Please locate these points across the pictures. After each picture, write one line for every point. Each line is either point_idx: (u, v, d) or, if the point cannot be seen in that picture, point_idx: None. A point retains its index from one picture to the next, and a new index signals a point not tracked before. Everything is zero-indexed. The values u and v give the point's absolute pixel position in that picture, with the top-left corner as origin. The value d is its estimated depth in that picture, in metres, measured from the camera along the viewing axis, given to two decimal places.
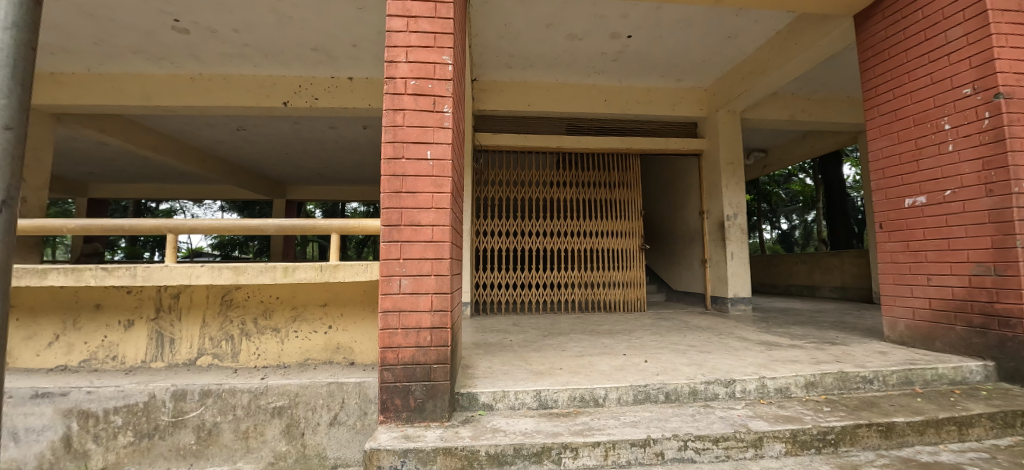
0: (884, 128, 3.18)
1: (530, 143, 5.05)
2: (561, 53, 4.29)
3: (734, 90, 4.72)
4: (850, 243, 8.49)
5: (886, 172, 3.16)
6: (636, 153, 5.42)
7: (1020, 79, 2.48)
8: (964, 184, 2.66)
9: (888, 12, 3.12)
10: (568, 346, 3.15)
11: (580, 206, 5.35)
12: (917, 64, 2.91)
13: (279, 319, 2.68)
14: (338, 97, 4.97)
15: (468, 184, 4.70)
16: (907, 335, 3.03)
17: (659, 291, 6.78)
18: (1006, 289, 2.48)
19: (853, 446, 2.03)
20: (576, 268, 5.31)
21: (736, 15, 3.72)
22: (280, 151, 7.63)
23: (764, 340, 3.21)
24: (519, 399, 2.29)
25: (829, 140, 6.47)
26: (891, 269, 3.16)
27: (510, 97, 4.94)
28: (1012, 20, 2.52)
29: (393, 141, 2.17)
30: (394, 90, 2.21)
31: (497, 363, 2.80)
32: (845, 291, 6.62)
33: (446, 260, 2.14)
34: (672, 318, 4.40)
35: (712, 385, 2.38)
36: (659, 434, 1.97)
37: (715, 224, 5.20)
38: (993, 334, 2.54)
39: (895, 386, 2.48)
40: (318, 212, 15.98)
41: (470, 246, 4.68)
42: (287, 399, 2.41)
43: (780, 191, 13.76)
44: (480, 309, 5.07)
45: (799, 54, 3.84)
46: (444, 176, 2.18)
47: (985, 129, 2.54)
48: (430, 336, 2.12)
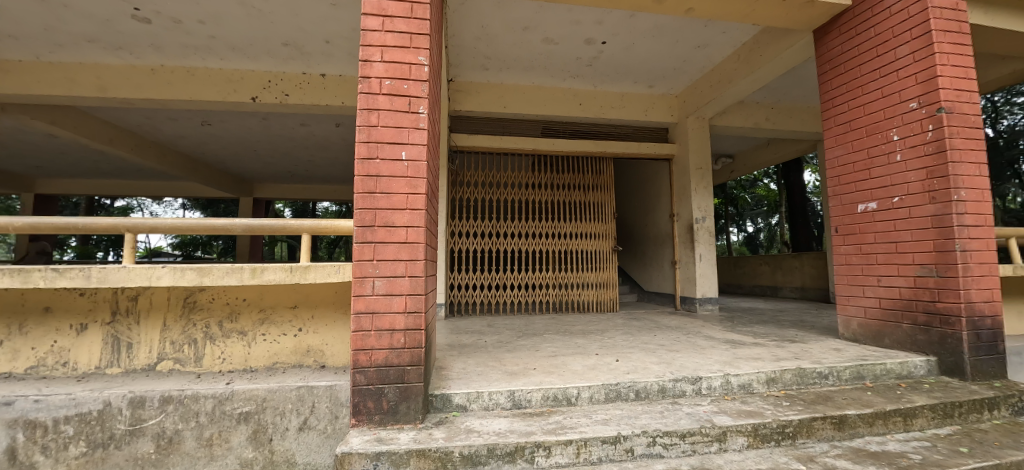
0: (840, 137, 3.37)
1: (507, 144, 5.06)
2: (538, 56, 4.32)
3: (703, 97, 4.88)
4: (808, 245, 8.94)
5: (842, 179, 3.35)
6: (609, 156, 5.52)
7: (959, 95, 2.68)
8: (910, 191, 2.84)
9: (844, 29, 3.30)
10: (542, 346, 3.18)
11: (555, 207, 5.40)
12: (870, 78, 3.10)
13: (246, 322, 2.59)
14: (310, 94, 4.84)
15: (444, 184, 4.64)
16: (860, 332, 3.22)
17: (632, 292, 6.93)
18: (946, 288, 2.66)
19: (810, 437, 2.15)
20: (550, 269, 5.36)
21: (705, 25, 3.85)
22: (247, 147, 7.35)
23: (730, 339, 3.33)
24: (493, 399, 2.31)
25: (791, 147, 6.79)
26: (846, 271, 3.36)
27: (486, 98, 4.93)
28: (952, 40, 2.72)
29: (367, 141, 2.14)
30: (368, 90, 2.18)
31: (471, 364, 2.80)
32: (805, 291, 6.96)
33: (421, 261, 2.14)
34: (643, 318, 4.51)
35: (680, 383, 2.46)
36: (629, 431, 2.03)
37: (685, 227, 5.36)
38: (934, 330, 2.73)
39: (848, 381, 2.63)
40: (288, 211, 15.50)
41: (445, 247, 4.63)
42: (253, 404, 2.34)
43: (747, 195, 14.30)
44: (455, 310, 5.05)
45: (763, 65, 4.01)
46: (420, 177, 2.17)
47: (929, 141, 2.71)
48: (404, 338, 2.11)
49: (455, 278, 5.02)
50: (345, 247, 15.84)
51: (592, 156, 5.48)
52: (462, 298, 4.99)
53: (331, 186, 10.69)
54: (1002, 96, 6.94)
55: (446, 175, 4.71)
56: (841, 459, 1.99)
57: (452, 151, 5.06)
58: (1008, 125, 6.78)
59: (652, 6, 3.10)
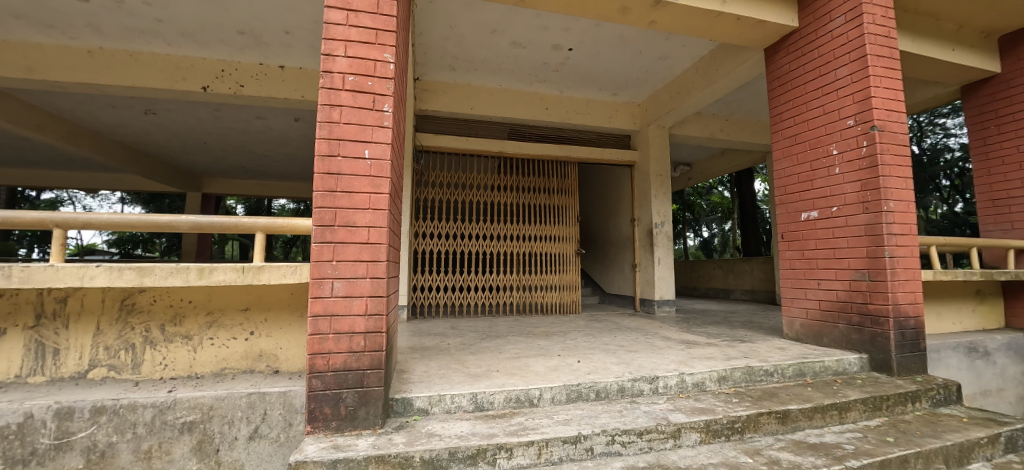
0: (787, 150, 3.61)
1: (473, 146, 5.04)
2: (506, 59, 4.34)
3: (665, 107, 5.07)
4: (758, 250, 9.49)
5: (788, 189, 3.59)
6: (574, 161, 5.63)
7: (889, 114, 2.92)
8: (847, 202, 3.07)
9: (791, 49, 3.53)
10: (505, 348, 3.18)
11: (520, 210, 5.44)
12: (813, 96, 3.33)
13: (191, 326, 2.43)
14: (267, 85, 4.63)
15: (408, 184, 4.54)
16: (802, 332, 3.45)
17: (594, 294, 7.07)
18: (876, 292, 2.89)
19: (756, 432, 2.29)
20: (515, 271, 5.38)
21: (667, 38, 4.01)
22: (197, 140, 6.90)
23: (685, 339, 3.47)
24: (456, 402, 2.29)
25: (743, 158, 7.19)
26: (790, 275, 3.59)
27: (453, 99, 4.88)
28: (885, 64, 2.96)
29: (328, 137, 2.07)
30: (330, 85, 2.11)
31: (433, 366, 2.76)
32: (754, 294, 7.38)
33: (383, 262, 2.09)
34: (604, 320, 4.62)
35: (638, 382, 2.53)
36: (589, 430, 2.07)
37: (645, 231, 5.55)
38: (865, 330, 2.96)
39: (791, 377, 2.80)
40: (241, 208, 14.66)
41: (408, 248, 4.54)
42: (199, 413, 2.20)
43: (702, 201, 15.01)
44: (418, 313, 4.97)
45: (718, 79, 4.22)
46: (383, 176, 2.13)
47: (864, 156, 2.95)
48: (364, 341, 2.06)
49: (418, 279, 4.95)
50: (303, 247, 15.21)
51: (558, 160, 5.57)
52: (426, 300, 4.93)
53: (290, 183, 10.25)
54: (926, 117, 7.77)
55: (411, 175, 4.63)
56: (783, 452, 2.12)
57: (417, 151, 4.98)
58: (931, 143, 7.62)
59: (617, 17, 3.19)
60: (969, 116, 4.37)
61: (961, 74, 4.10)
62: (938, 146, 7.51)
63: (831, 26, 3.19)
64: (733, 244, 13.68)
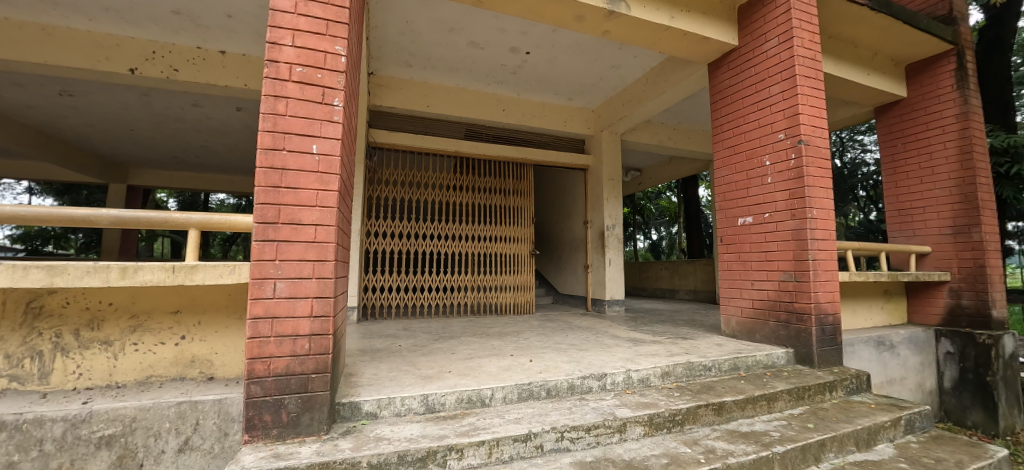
0: (726, 159, 3.87)
1: (430, 144, 4.96)
2: (464, 58, 4.32)
3: (617, 114, 5.26)
4: (701, 253, 10.07)
5: (727, 196, 3.85)
6: (530, 163, 5.69)
7: (813, 130, 3.21)
8: (777, 209, 3.33)
9: (731, 65, 3.78)
10: (458, 349, 3.16)
11: (476, 210, 5.43)
12: (750, 110, 3.59)
13: (112, 330, 2.22)
14: (206, 71, 4.32)
15: (359, 181, 4.39)
16: (737, 329, 3.70)
17: (548, 294, 7.20)
18: (800, 291, 3.16)
19: (695, 423, 2.43)
20: (470, 271, 5.36)
21: (620, 48, 4.17)
22: (122, 126, 6.27)
23: (632, 337, 3.61)
24: (406, 404, 2.25)
25: (690, 166, 7.62)
26: (728, 275, 3.85)
27: (409, 95, 4.78)
28: (811, 84, 3.25)
29: (272, 130, 1.97)
30: (274, 75, 2.01)
31: (383, 369, 2.69)
32: (697, 293, 7.83)
33: (331, 262, 2.02)
34: (557, 320, 4.70)
35: (588, 380, 2.61)
36: (539, 428, 2.11)
37: (597, 233, 5.72)
38: (790, 326, 3.23)
39: (727, 371, 3.01)
40: (173, 203, 13.48)
41: (358, 248, 4.39)
42: (119, 426, 2.01)
43: (652, 206, 15.71)
44: (369, 314, 4.82)
45: (667, 90, 4.44)
46: (331, 172, 2.05)
47: (792, 167, 3.21)
48: (308, 344, 1.98)
49: (369, 280, 4.80)
50: (245, 243, 14.28)
51: (515, 162, 5.62)
52: (377, 301, 4.79)
53: (231, 176, 9.59)
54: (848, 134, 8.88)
55: (363, 172, 4.47)
56: (718, 440, 2.28)
57: (370, 148, 4.82)
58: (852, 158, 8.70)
59: (573, 24, 3.27)
60: (881, 134, 4.87)
61: (875, 96, 4.58)
62: (856, 161, 8.39)
63: (766, 46, 3.44)
64: (679, 246, 14.42)
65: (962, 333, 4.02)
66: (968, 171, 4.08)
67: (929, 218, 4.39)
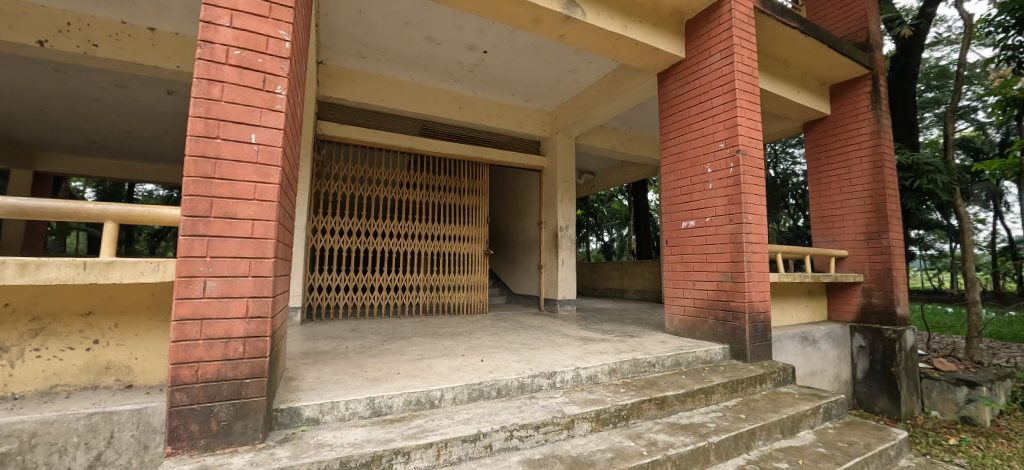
0: (672, 166, 4.06)
1: (384, 140, 4.82)
2: (421, 53, 4.23)
3: (571, 118, 5.38)
4: (649, 254, 10.52)
5: (673, 200, 4.04)
6: (486, 163, 5.67)
7: (750, 141, 3.45)
8: (717, 213, 3.55)
9: (678, 76, 3.97)
10: (407, 349, 3.09)
11: (429, 209, 5.34)
12: (695, 120, 3.80)
13: (6, 335, 1.94)
14: (131, 49, 3.94)
15: (306, 175, 4.18)
16: (680, 327, 3.90)
17: (502, 294, 7.23)
18: (736, 290, 3.38)
19: (639, 417, 2.54)
20: (423, 271, 5.26)
21: (575, 53, 4.27)
22: (28, 104, 5.56)
23: (582, 336, 3.69)
24: (350, 408, 2.16)
25: (640, 171, 7.95)
26: (672, 276, 4.04)
27: (363, 88, 4.61)
28: (748, 99, 3.49)
29: (204, 116, 1.82)
30: (208, 56, 1.86)
31: (327, 372, 2.58)
32: (644, 293, 8.19)
33: (270, 260, 1.90)
34: (510, 319, 4.70)
35: (537, 378, 2.64)
36: (488, 427, 2.11)
37: (550, 234, 5.80)
38: (727, 324, 3.44)
39: (670, 367, 3.16)
40: (90, 192, 12.14)
41: (303, 245, 4.17)
42: (13, 443, 1.76)
43: (605, 208, 16.26)
44: (314, 315, 4.59)
45: (620, 96, 4.60)
46: (272, 164, 1.93)
47: (730, 175, 3.43)
48: (243, 347, 1.85)
49: (313, 279, 4.57)
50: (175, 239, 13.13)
51: (471, 161, 5.59)
52: (322, 301, 4.58)
53: (161, 165, 8.79)
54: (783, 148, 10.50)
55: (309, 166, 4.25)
56: (660, 433, 2.39)
57: (318, 140, 4.59)
58: (785, 169, 10.33)
59: (530, 27, 3.30)
60: (808, 147, 5.32)
61: (803, 113, 5.00)
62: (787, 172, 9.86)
63: (709, 61, 3.66)
64: (629, 248, 15.02)
65: (872, 329, 4.48)
66: (879, 183, 4.55)
67: (846, 226, 4.85)
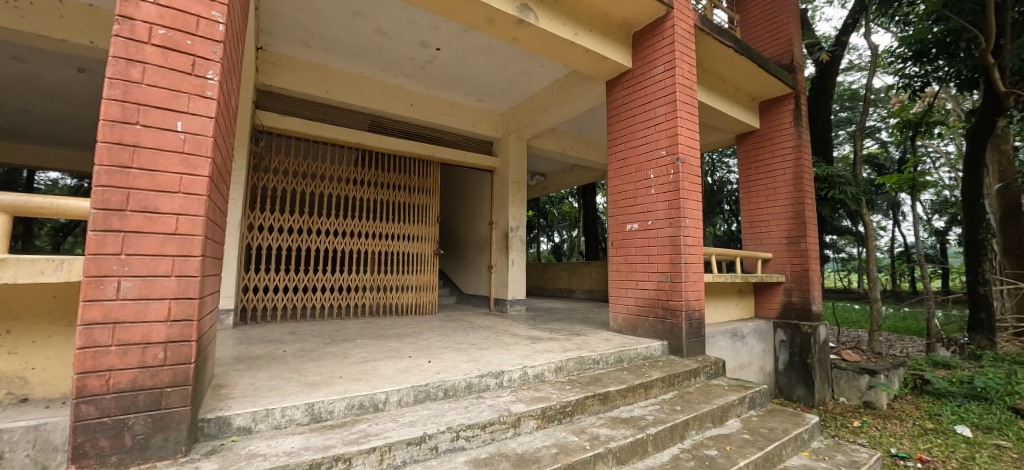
0: (618, 171, 4.23)
1: (330, 134, 4.62)
2: (371, 46, 4.10)
3: (523, 120, 5.45)
4: (597, 255, 10.89)
5: (618, 203, 4.21)
6: (438, 162, 5.60)
7: (689, 149, 3.67)
8: (658, 217, 3.75)
9: (625, 85, 4.14)
10: (351, 352, 2.99)
11: (377, 207, 5.20)
12: (639, 127, 3.98)
13: None
14: (33, 19, 3.47)
15: (240, 168, 3.92)
16: (623, 325, 4.08)
17: (452, 294, 7.19)
18: (673, 290, 3.60)
19: (583, 413, 2.63)
20: (370, 271, 5.11)
21: (527, 57, 4.33)
22: None
23: (531, 335, 3.77)
24: (287, 415, 2.06)
25: (590, 175, 8.23)
26: (616, 276, 4.21)
27: (308, 78, 4.39)
28: (687, 110, 3.72)
29: (122, 100, 1.64)
30: (128, 34, 1.68)
31: (261, 378, 2.44)
32: (591, 293, 8.47)
33: (197, 258, 1.76)
34: (459, 319, 4.69)
35: (485, 378, 2.66)
36: (434, 429, 2.09)
37: (501, 234, 5.85)
38: (665, 321, 3.65)
39: (613, 364, 3.30)
40: None
41: (236, 243, 3.91)
42: None
43: (556, 210, 16.63)
44: (249, 318, 4.32)
45: (571, 101, 4.72)
46: (200, 154, 1.79)
47: (670, 181, 3.64)
48: (164, 353, 1.70)
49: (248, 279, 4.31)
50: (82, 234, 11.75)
51: (422, 159, 5.50)
52: (258, 302, 4.32)
53: (68, 150, 7.84)
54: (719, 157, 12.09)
55: (245, 158, 3.99)
56: (602, 427, 2.49)
57: (256, 131, 4.31)
58: (720, 176, 11.95)
59: (484, 27, 3.30)
60: (741, 158, 5.75)
61: (737, 125, 5.40)
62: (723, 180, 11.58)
63: (654, 72, 3.85)
64: (579, 250, 15.45)
65: (791, 324, 4.95)
66: (799, 192, 5.02)
67: (772, 230, 5.31)
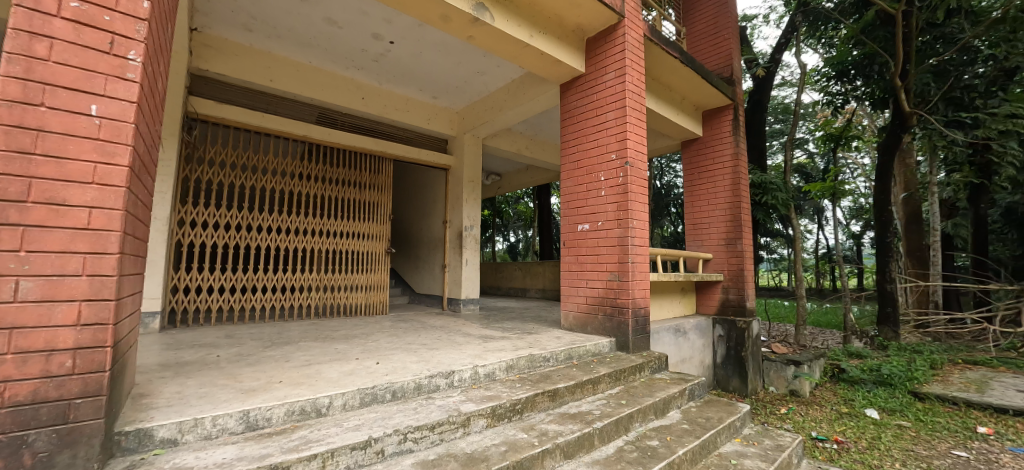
0: (570, 172, 4.32)
1: (273, 125, 4.37)
2: (319, 35, 3.92)
3: (478, 119, 5.44)
4: (551, 254, 11.16)
5: (570, 204, 4.31)
6: (391, 158, 5.46)
7: (636, 154, 3.84)
8: (608, 218, 3.88)
9: (578, 89, 4.24)
10: (293, 356, 2.86)
11: (325, 203, 4.99)
12: (591, 131, 4.09)
13: None
14: None
15: (169, 158, 3.61)
16: (573, 323, 4.19)
17: (404, 293, 7.05)
18: (621, 288, 3.74)
19: (533, 410, 2.68)
20: (316, 270, 4.90)
21: (483, 56, 4.32)
22: None
23: (484, 334, 3.78)
24: (219, 424, 1.94)
25: (545, 176, 8.38)
26: (568, 275, 4.31)
27: (249, 65, 4.12)
28: (636, 116, 3.88)
29: (25, 78, 1.38)
30: (31, 4, 1.41)
31: (190, 385, 2.27)
32: (544, 292, 8.64)
33: (115, 255, 1.51)
34: (411, 319, 4.61)
35: (434, 378, 2.64)
36: (380, 432, 2.04)
37: (455, 233, 5.80)
38: (613, 318, 3.79)
39: (563, 361, 3.39)
40: None
41: (162, 240, 3.60)
42: None
43: (512, 209, 16.79)
44: (178, 321, 4.01)
45: (526, 102, 4.76)
46: (121, 143, 1.53)
47: (619, 184, 3.78)
48: (74, 360, 1.44)
49: (177, 279, 3.98)
50: None
51: (375, 155, 5.34)
52: (189, 304, 4.01)
53: None
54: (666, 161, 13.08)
55: (174, 147, 3.68)
56: (551, 423, 2.55)
57: (188, 119, 3.99)
58: (667, 181, 12.90)
59: (439, 23, 3.25)
60: (686, 163, 6.07)
61: (681, 133, 5.69)
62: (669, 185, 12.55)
63: (605, 77, 3.97)
64: (535, 249, 15.70)
65: (728, 319, 5.33)
66: (736, 197, 5.39)
67: (712, 232, 5.66)
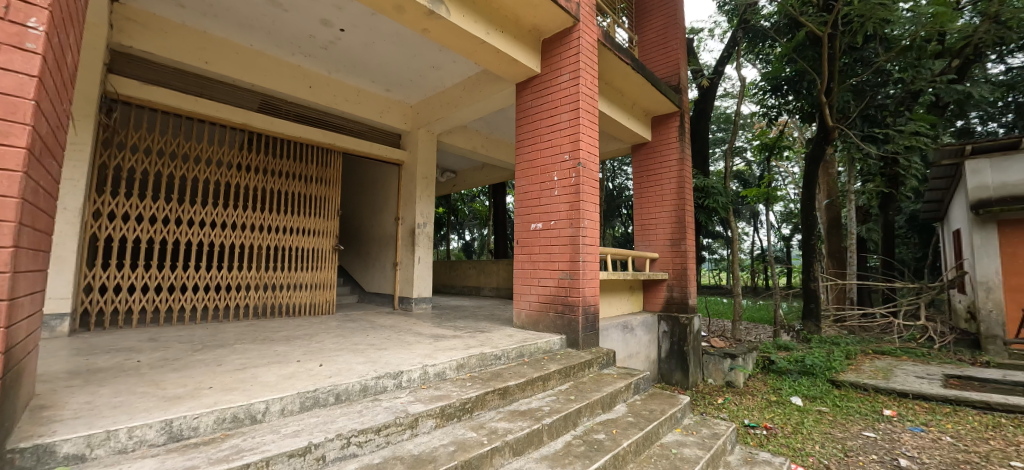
0: (525, 172, 4.36)
1: (208, 111, 4.05)
2: (261, 17, 3.68)
3: (434, 114, 5.35)
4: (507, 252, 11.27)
5: (524, 203, 4.35)
6: (341, 151, 5.24)
7: (588, 155, 3.95)
8: (560, 217, 3.96)
9: (534, 89, 4.28)
10: (225, 359, 2.67)
11: (267, 197, 4.71)
12: (546, 131, 4.15)
13: None
14: None
15: (82, 142, 3.25)
16: (525, 321, 4.24)
17: (353, 292, 6.80)
18: (572, 287, 3.83)
19: (483, 408, 2.68)
20: (256, 267, 4.62)
21: (438, 50, 4.25)
22: None
23: (435, 334, 3.74)
24: (136, 436, 1.76)
25: (502, 175, 8.41)
26: (521, 274, 4.35)
27: (180, 43, 3.78)
28: (588, 118, 3.98)
29: None
30: None
31: (103, 394, 2.06)
32: (499, 291, 8.68)
33: (8, 249, 1.31)
34: (360, 319, 4.47)
35: (382, 379, 2.58)
36: (321, 437, 1.96)
37: (408, 230, 5.68)
38: (564, 316, 3.88)
39: (514, 358, 3.42)
40: None
41: (72, 234, 3.23)
42: None
43: (468, 207, 16.72)
44: (91, 323, 3.62)
45: (482, 100, 4.75)
46: (19, 121, 1.34)
47: (571, 185, 3.87)
48: None
49: (91, 277, 3.60)
50: None
51: (324, 147, 5.10)
52: (106, 304, 3.64)
53: None
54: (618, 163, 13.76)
55: (88, 130, 3.31)
56: (501, 421, 2.57)
57: (106, 99, 3.60)
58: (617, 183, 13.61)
59: (393, 13, 3.16)
60: (636, 166, 6.32)
61: (632, 136, 5.92)
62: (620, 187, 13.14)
63: (560, 79, 4.03)
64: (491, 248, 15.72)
65: (672, 316, 5.61)
66: (681, 200, 5.68)
67: (659, 233, 5.94)
